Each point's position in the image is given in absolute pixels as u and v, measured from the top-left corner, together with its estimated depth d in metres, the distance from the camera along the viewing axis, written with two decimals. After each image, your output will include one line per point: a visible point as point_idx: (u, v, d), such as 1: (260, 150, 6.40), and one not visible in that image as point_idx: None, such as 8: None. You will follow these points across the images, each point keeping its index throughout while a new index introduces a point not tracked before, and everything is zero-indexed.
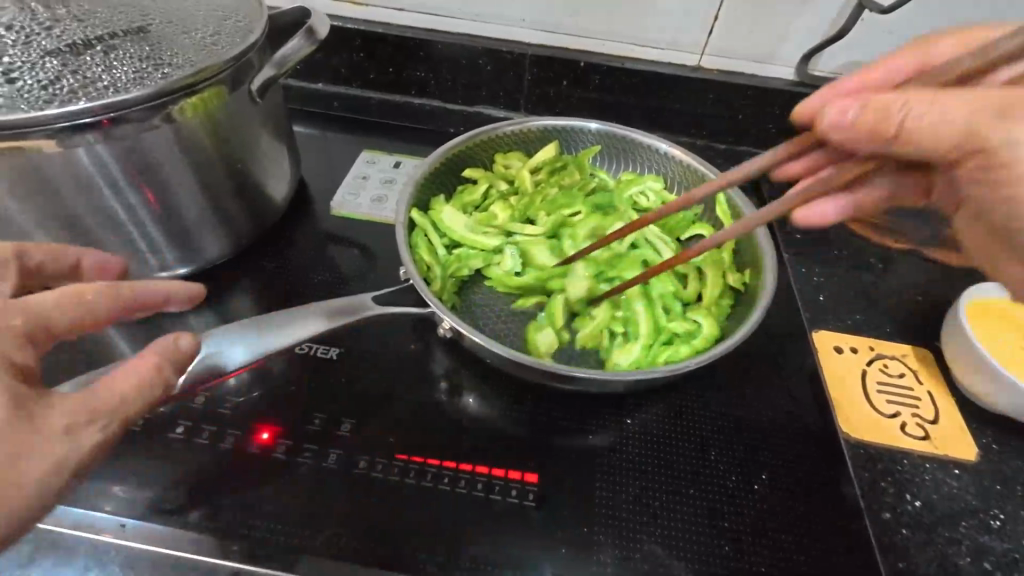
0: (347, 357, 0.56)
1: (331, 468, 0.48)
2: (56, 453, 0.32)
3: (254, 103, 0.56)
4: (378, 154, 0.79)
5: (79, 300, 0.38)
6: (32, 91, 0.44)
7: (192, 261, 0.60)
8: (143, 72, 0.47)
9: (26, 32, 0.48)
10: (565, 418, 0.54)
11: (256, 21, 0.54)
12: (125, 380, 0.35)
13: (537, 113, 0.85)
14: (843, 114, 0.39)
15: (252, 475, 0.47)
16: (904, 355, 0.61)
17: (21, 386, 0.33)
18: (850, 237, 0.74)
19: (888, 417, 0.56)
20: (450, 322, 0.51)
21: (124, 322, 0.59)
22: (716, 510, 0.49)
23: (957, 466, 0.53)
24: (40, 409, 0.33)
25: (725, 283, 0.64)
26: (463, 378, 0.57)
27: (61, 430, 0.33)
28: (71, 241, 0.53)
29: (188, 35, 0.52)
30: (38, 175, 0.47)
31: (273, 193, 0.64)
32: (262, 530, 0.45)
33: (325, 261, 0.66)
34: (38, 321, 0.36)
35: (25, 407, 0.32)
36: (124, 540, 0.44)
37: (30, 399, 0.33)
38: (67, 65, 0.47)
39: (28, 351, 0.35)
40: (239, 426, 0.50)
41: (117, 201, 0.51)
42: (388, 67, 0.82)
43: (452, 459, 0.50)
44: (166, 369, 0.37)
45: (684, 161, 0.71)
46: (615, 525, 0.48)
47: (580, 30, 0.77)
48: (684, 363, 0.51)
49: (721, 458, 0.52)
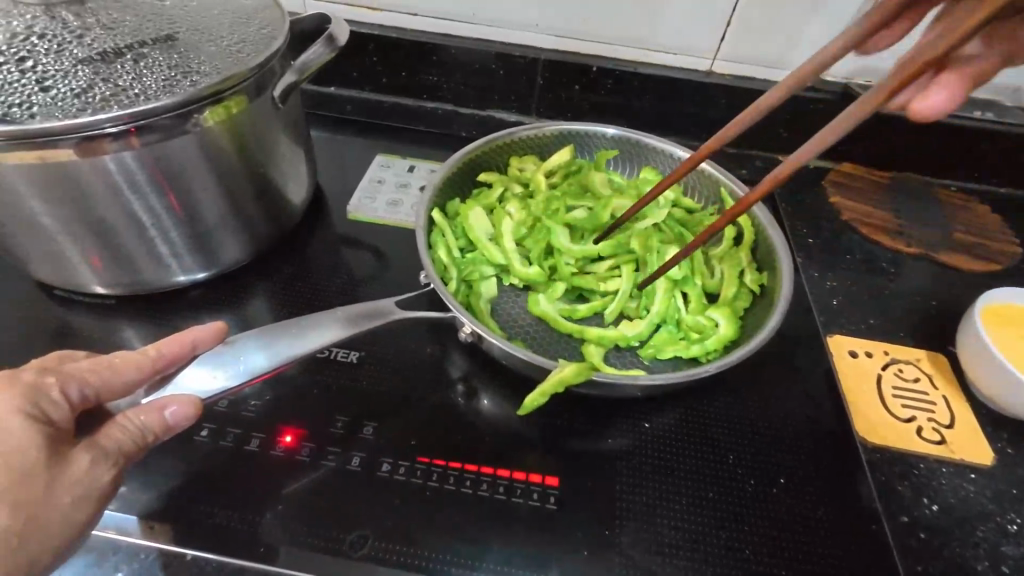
0: (367, 360, 0.57)
1: (354, 471, 0.49)
2: (83, 490, 0.36)
3: (275, 109, 0.56)
4: (393, 158, 0.80)
5: (98, 359, 0.40)
6: (66, 99, 0.45)
7: (212, 265, 0.60)
8: (172, 80, 0.48)
9: (58, 40, 0.49)
10: (584, 422, 0.55)
11: (280, 29, 0.55)
12: (121, 437, 0.38)
13: (549, 117, 0.86)
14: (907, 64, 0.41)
15: (277, 477, 0.48)
16: (918, 359, 0.61)
17: (53, 432, 0.36)
18: (863, 241, 0.75)
19: (904, 421, 0.56)
20: (472, 325, 0.52)
21: (144, 325, 0.59)
22: (736, 513, 0.49)
23: (973, 470, 0.54)
24: (67, 456, 0.36)
25: (742, 284, 0.64)
26: (481, 381, 0.57)
27: (82, 474, 0.36)
28: (96, 245, 0.53)
29: (214, 43, 0.53)
30: (67, 181, 0.48)
31: (292, 198, 0.65)
32: (289, 532, 0.45)
33: (343, 265, 0.67)
34: (70, 380, 0.38)
35: (56, 452, 0.36)
36: (153, 541, 0.44)
37: (60, 443, 0.36)
38: (99, 73, 0.47)
39: (65, 403, 0.37)
40: (263, 429, 0.51)
41: (141, 207, 0.52)
42: (402, 72, 0.83)
43: (473, 461, 0.51)
44: (150, 434, 0.39)
45: (696, 164, 0.72)
46: (635, 527, 0.48)
47: (593, 35, 0.78)
48: (704, 368, 0.51)
49: (739, 462, 0.53)
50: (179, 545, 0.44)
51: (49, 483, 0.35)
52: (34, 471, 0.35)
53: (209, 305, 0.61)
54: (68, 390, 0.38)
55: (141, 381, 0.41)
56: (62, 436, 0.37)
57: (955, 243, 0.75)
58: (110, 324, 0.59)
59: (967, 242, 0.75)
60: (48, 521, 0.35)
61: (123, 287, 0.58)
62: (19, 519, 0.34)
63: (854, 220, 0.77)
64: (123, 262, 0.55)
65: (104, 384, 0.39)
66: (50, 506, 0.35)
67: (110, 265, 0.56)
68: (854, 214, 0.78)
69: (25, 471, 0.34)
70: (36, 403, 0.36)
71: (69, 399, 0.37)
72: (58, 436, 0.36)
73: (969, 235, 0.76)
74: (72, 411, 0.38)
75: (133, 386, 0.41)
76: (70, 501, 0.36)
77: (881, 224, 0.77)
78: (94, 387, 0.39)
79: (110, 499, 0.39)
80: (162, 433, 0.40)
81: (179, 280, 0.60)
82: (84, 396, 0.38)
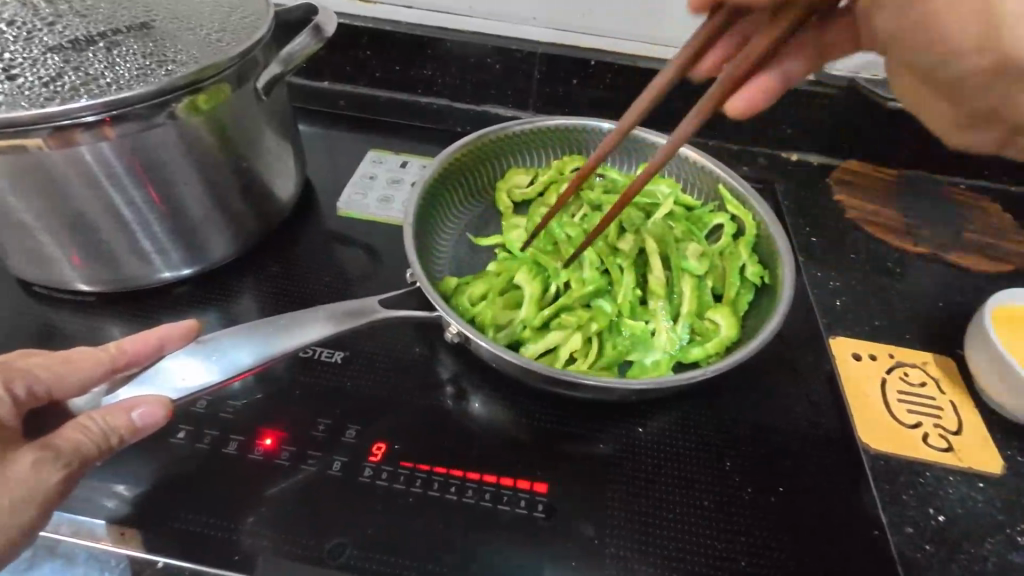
0: (352, 360, 0.55)
1: (336, 476, 0.47)
2: (26, 490, 0.35)
3: (259, 101, 0.55)
4: (385, 153, 0.78)
5: (59, 354, 0.41)
6: (34, 88, 0.43)
7: (196, 261, 0.59)
8: (147, 69, 0.46)
9: (28, 28, 0.47)
10: (578, 425, 0.53)
11: (263, 18, 0.53)
12: (81, 438, 0.37)
13: (546, 112, 0.84)
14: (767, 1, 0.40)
15: (253, 482, 0.46)
16: (925, 363, 0.59)
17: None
18: (868, 240, 0.72)
19: (909, 427, 0.54)
20: (457, 324, 0.50)
21: (125, 321, 0.57)
22: (733, 523, 0.47)
23: (981, 480, 0.51)
24: (11, 455, 0.35)
25: (745, 280, 0.62)
26: (469, 383, 0.56)
27: (28, 475, 0.35)
28: (74, 240, 0.52)
29: (193, 32, 0.51)
30: (42, 173, 0.46)
31: (279, 193, 0.63)
32: (265, 539, 0.44)
33: (331, 262, 0.65)
34: (16, 377, 0.38)
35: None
36: (124, 548, 0.42)
37: (3, 443, 0.35)
38: (70, 62, 0.46)
39: (10, 401, 0.37)
40: (242, 432, 0.49)
41: (120, 201, 0.50)
42: (395, 66, 0.81)
43: (459, 466, 0.49)
44: (115, 437, 0.38)
45: (696, 160, 0.70)
46: (628, 538, 0.46)
47: (590, 28, 0.76)
48: (701, 371, 0.49)
49: (737, 469, 0.51)
50: (149, 553, 0.42)
51: None
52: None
53: (192, 303, 0.59)
54: (14, 387, 0.38)
55: (97, 377, 0.42)
56: (9, 434, 0.36)
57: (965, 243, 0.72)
58: (91, 321, 0.57)
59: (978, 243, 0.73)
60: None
61: (104, 284, 0.57)
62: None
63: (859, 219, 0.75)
64: (102, 258, 0.54)
65: (56, 380, 0.40)
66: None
67: (88, 261, 0.54)
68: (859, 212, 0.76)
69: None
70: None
71: (14, 396, 0.37)
72: (4, 434, 0.36)
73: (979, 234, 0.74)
74: (19, 409, 0.38)
75: (92, 381, 0.41)
76: (9, 502, 0.34)
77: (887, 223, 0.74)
78: (44, 383, 0.39)
79: (59, 502, 0.37)
80: (129, 436, 0.38)
81: (162, 277, 0.58)
82: (32, 392, 0.38)
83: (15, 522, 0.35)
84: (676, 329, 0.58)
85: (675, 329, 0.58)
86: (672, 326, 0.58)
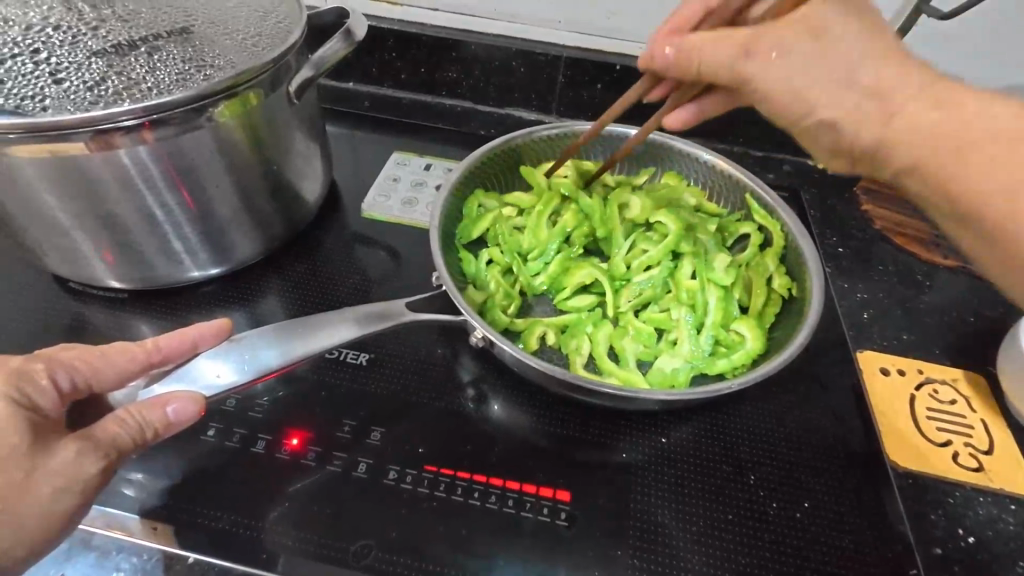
0: (376, 363, 0.56)
1: (360, 478, 0.48)
2: (67, 479, 0.35)
3: (291, 105, 0.55)
4: (409, 155, 0.78)
5: (96, 350, 0.41)
6: (79, 92, 0.44)
7: (225, 261, 0.60)
8: (186, 73, 0.47)
9: (73, 32, 0.49)
10: (599, 433, 0.53)
11: (297, 23, 0.54)
12: (118, 431, 0.37)
13: (569, 117, 0.84)
14: (664, 57, 0.47)
15: (281, 481, 0.47)
16: (955, 380, 0.58)
17: (38, 417, 0.36)
18: (895, 251, 0.71)
19: (938, 445, 0.53)
20: (482, 330, 0.51)
21: (156, 319, 0.59)
22: (756, 538, 0.47)
23: (1013, 501, 0.50)
24: (52, 443, 0.36)
25: (770, 291, 0.61)
26: (491, 387, 0.56)
27: (68, 464, 0.36)
28: (110, 239, 0.53)
29: (230, 37, 0.52)
30: (82, 175, 0.47)
31: (306, 195, 0.64)
32: (291, 539, 0.44)
33: (355, 263, 0.66)
34: (60, 368, 0.39)
35: (41, 439, 0.36)
36: (155, 543, 0.43)
37: (46, 431, 0.36)
38: (112, 66, 0.47)
39: (54, 391, 0.38)
40: (269, 431, 0.50)
41: (155, 201, 0.51)
42: (420, 68, 0.81)
43: (482, 472, 0.49)
44: (150, 431, 0.39)
45: (723, 169, 0.70)
46: (650, 549, 0.46)
47: (617, 33, 0.75)
48: (726, 384, 0.49)
49: (761, 482, 0.50)
50: (180, 548, 0.43)
51: (30, 471, 0.35)
52: (13, 459, 0.34)
53: (220, 302, 0.61)
54: (57, 377, 0.38)
55: (133, 372, 0.42)
56: (49, 423, 0.37)
57: None
58: (123, 317, 0.59)
59: None
60: (31, 509, 0.35)
61: (136, 282, 0.58)
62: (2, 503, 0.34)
63: (887, 230, 0.73)
64: (137, 256, 0.55)
65: (95, 372, 0.40)
66: (30, 494, 0.35)
67: (123, 259, 0.55)
68: (887, 222, 0.75)
69: (7, 458, 0.34)
70: (21, 388, 0.36)
71: (58, 387, 0.38)
72: (45, 423, 0.37)
73: None
74: (63, 399, 0.39)
75: (124, 377, 0.42)
76: (51, 490, 0.35)
77: (915, 233, 0.73)
78: (84, 376, 0.40)
79: (96, 493, 0.38)
80: (163, 431, 0.39)
81: (192, 276, 0.59)
82: (74, 384, 0.39)
83: (53, 511, 0.36)
84: (702, 340, 0.58)
85: (701, 341, 0.58)
86: (698, 338, 0.58)
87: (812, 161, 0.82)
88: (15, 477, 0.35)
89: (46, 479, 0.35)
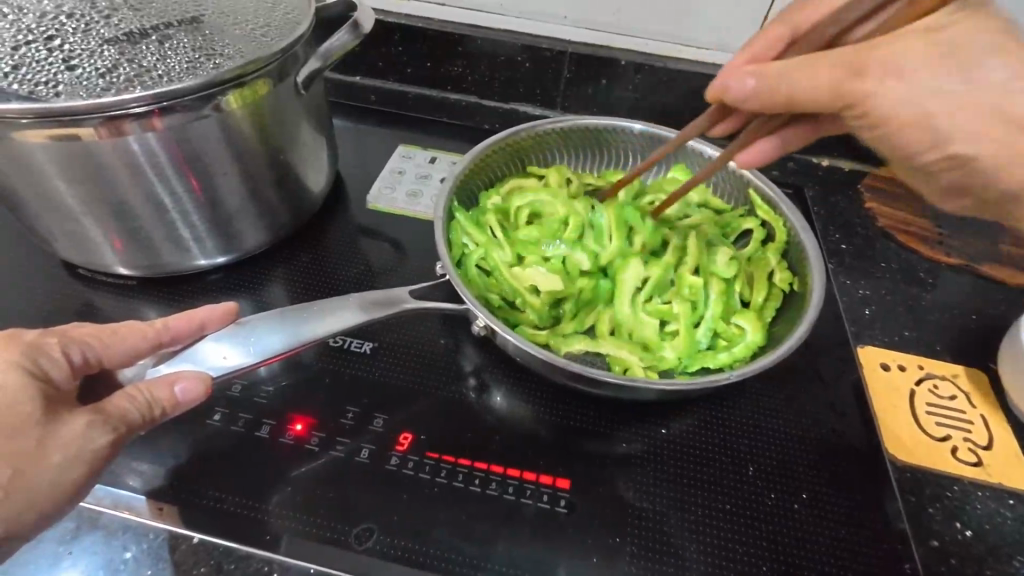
0: (379, 352, 0.56)
1: (363, 464, 0.48)
2: (77, 449, 0.36)
3: (298, 95, 0.56)
4: (414, 148, 0.79)
5: (109, 327, 0.42)
6: (91, 78, 0.45)
7: (231, 249, 0.61)
8: (196, 62, 0.48)
9: (86, 20, 0.50)
10: (601, 424, 0.53)
11: (305, 14, 0.55)
12: (128, 406, 0.38)
13: (574, 112, 0.84)
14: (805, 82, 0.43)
15: (285, 465, 0.48)
16: (955, 376, 0.58)
17: (51, 389, 0.37)
18: (898, 249, 0.71)
19: (937, 440, 0.53)
20: (484, 319, 0.51)
21: (163, 305, 0.59)
22: (753, 527, 0.47)
23: (1011, 496, 0.50)
24: (64, 414, 0.37)
25: (771, 286, 0.62)
26: (493, 377, 0.56)
27: (78, 436, 0.36)
28: (118, 225, 0.54)
29: (240, 27, 0.53)
30: (92, 161, 0.48)
31: (313, 185, 0.64)
32: (295, 522, 0.45)
33: (360, 254, 0.66)
34: (72, 343, 0.39)
35: (53, 409, 0.36)
36: (162, 523, 0.44)
37: (57, 402, 0.37)
38: (124, 54, 0.47)
39: (66, 364, 0.39)
40: (273, 416, 0.51)
41: (163, 189, 0.52)
42: (426, 63, 0.82)
43: (482, 460, 0.50)
44: (158, 409, 0.39)
45: (728, 165, 0.70)
46: (648, 536, 0.47)
47: (624, 29, 0.76)
48: (723, 375, 0.49)
49: (759, 474, 0.51)
50: (186, 528, 0.44)
51: (42, 441, 0.35)
52: (27, 427, 0.35)
53: (225, 290, 0.61)
54: (70, 352, 0.39)
55: (142, 351, 0.43)
56: (61, 395, 0.38)
57: (1000, 254, 0.71)
58: (131, 302, 0.60)
59: (1015, 255, 0.71)
60: (42, 476, 0.35)
61: (144, 269, 0.59)
62: (14, 470, 0.35)
63: (890, 228, 0.73)
64: (145, 243, 0.56)
65: (107, 348, 0.41)
66: (43, 461, 0.35)
67: (132, 246, 0.56)
68: (893, 221, 0.74)
69: (20, 427, 0.35)
70: (37, 360, 0.37)
71: (69, 359, 0.39)
72: (55, 395, 0.37)
73: (1014, 246, 0.72)
74: (73, 372, 0.39)
75: (133, 356, 0.42)
76: (63, 458, 0.36)
77: (918, 232, 0.73)
78: (96, 351, 0.40)
79: (104, 465, 0.38)
80: (171, 409, 0.40)
81: (199, 264, 0.60)
82: (86, 359, 0.40)
83: (62, 479, 0.36)
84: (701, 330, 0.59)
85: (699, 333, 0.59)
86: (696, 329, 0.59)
87: (815, 159, 0.82)
88: (27, 446, 0.35)
89: (56, 450, 0.36)
